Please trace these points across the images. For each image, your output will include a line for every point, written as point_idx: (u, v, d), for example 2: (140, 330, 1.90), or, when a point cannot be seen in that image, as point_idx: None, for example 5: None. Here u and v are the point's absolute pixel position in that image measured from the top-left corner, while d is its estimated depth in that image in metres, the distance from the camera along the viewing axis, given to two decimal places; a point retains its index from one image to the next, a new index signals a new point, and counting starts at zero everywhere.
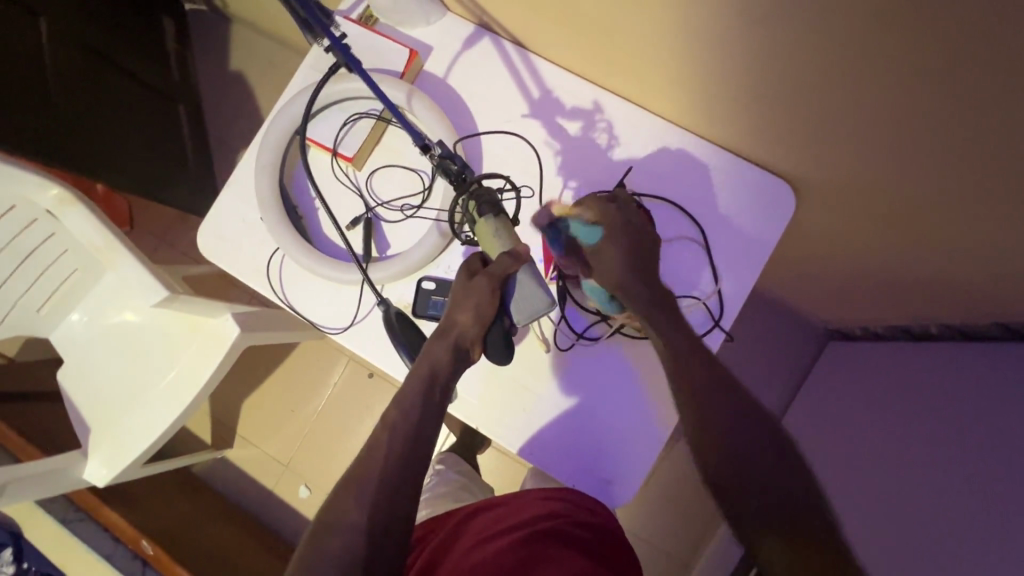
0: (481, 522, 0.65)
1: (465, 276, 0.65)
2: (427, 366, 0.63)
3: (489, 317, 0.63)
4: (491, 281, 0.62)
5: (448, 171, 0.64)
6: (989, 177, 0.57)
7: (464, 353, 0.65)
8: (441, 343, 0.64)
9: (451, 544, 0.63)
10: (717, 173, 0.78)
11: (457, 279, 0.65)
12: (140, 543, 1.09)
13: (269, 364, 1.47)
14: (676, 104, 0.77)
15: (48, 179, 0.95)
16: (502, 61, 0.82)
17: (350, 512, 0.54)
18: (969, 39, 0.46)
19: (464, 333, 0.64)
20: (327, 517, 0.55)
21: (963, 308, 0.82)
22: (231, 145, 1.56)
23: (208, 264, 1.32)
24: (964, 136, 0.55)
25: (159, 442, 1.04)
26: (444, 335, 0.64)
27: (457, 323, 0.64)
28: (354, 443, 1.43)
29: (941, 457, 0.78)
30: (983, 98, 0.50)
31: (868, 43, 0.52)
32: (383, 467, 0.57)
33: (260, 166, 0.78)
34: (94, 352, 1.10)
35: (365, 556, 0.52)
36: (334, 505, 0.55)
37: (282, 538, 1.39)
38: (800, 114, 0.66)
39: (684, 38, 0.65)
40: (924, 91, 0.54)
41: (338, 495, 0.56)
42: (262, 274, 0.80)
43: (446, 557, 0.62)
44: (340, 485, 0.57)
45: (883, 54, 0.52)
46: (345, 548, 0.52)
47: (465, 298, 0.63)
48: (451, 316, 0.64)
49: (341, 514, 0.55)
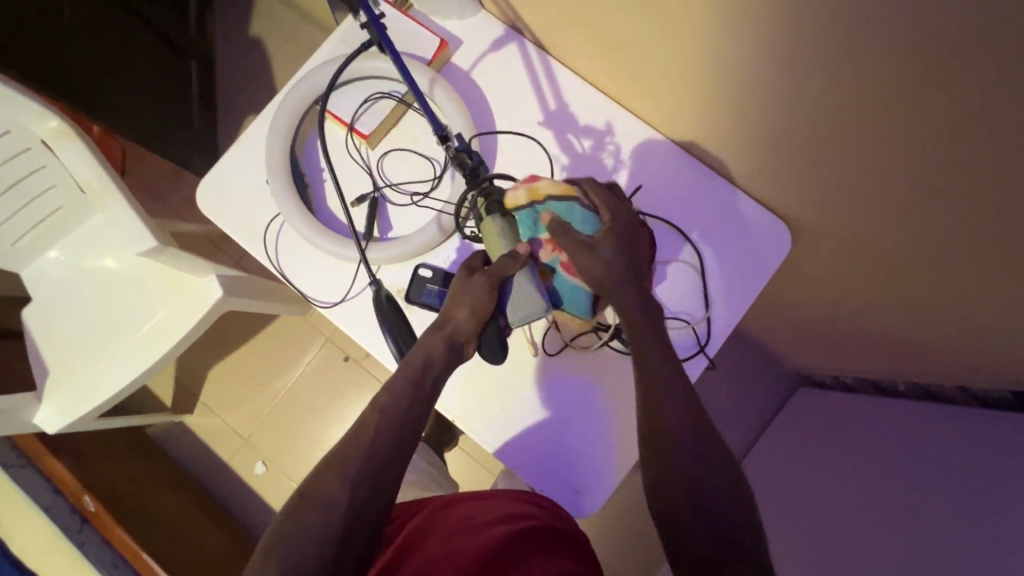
0: (459, 511, 0.64)
1: (464, 273, 0.64)
2: (421, 358, 0.60)
3: (486, 314, 0.62)
4: (489, 278, 0.61)
5: (462, 165, 0.62)
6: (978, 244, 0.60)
7: (458, 349, 0.62)
8: (436, 336, 0.62)
9: (428, 530, 0.62)
10: (721, 204, 0.80)
11: (457, 274, 0.64)
12: (82, 498, 1.06)
13: (244, 333, 1.44)
14: (692, 131, 0.79)
15: (49, 110, 0.90)
16: (528, 65, 0.83)
17: (331, 491, 0.53)
18: (979, 110, 0.48)
19: (459, 328, 0.62)
20: (306, 493, 0.53)
21: (936, 367, 0.85)
22: (238, 108, 1.53)
23: (197, 224, 1.29)
24: (962, 201, 0.58)
25: (120, 396, 1.01)
26: (439, 328, 0.62)
27: (452, 316, 0.62)
28: (318, 426, 1.40)
29: (896, 509, 0.80)
30: (981, 170, 0.53)
31: (884, 101, 0.55)
32: (365, 448, 0.55)
33: (274, 129, 0.77)
34: (66, 295, 1.07)
35: (338, 537, 0.51)
36: (313, 483, 0.53)
37: (230, 513, 1.35)
38: (809, 160, 0.69)
39: (712, 69, 0.67)
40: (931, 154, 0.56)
41: (317, 473, 0.54)
42: (259, 238, 0.79)
43: (422, 543, 0.60)
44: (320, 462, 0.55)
45: (897, 112, 0.55)
46: (322, 529, 0.51)
47: (464, 291, 0.62)
48: (447, 309, 0.63)
49: (321, 493, 0.53)
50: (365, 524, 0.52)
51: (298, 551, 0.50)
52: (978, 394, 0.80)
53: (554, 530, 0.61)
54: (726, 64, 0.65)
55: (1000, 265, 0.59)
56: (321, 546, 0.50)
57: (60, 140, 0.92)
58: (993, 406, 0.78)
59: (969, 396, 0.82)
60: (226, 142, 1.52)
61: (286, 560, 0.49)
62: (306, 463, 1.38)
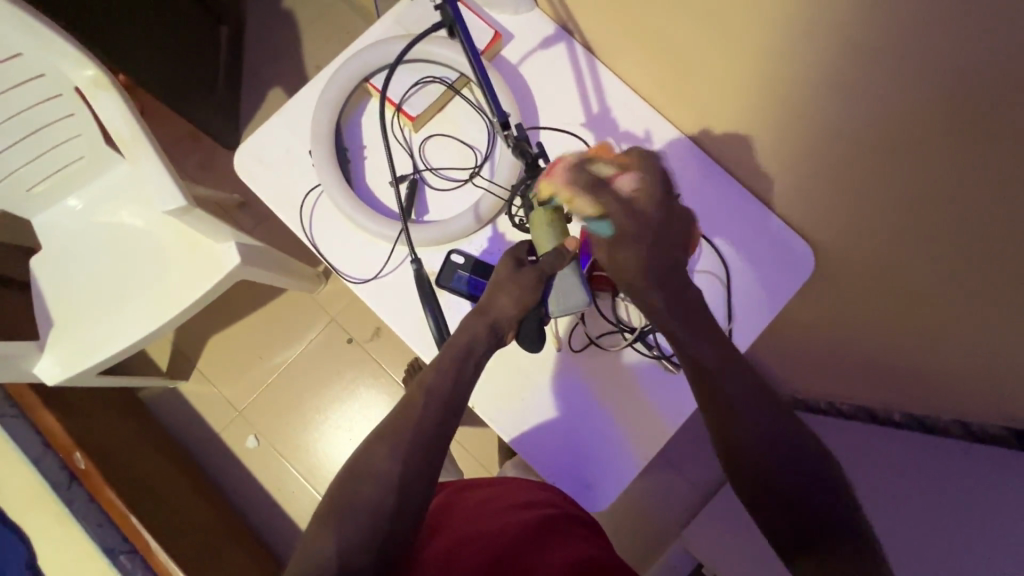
0: (489, 492, 0.68)
1: (511, 263, 0.68)
2: (464, 341, 0.65)
3: (528, 306, 0.65)
4: (538, 273, 0.65)
5: (523, 154, 0.65)
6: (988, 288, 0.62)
7: (498, 335, 0.66)
8: (479, 321, 0.66)
9: (459, 510, 0.65)
10: (747, 222, 0.83)
11: (504, 263, 0.67)
12: (72, 454, 1.04)
13: (246, 304, 1.42)
14: (729, 146, 0.81)
15: (86, 59, 0.88)
16: (575, 66, 0.85)
17: (383, 463, 0.58)
18: (1005, 163, 0.51)
19: (501, 318, 0.66)
20: (360, 464, 0.58)
21: (926, 403, 0.87)
22: (262, 79, 1.52)
23: (210, 191, 1.28)
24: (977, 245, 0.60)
25: (125, 353, 1.00)
26: (483, 315, 0.66)
27: (496, 305, 0.66)
28: (312, 405, 1.39)
29: None
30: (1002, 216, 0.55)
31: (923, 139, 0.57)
32: (414, 428, 0.60)
33: (323, 101, 0.77)
34: (78, 246, 1.05)
35: (391, 503, 0.56)
36: (366, 454, 0.59)
37: (215, 483, 1.34)
38: (839, 188, 0.71)
39: (760, 87, 0.69)
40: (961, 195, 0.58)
41: (368, 447, 0.59)
42: (294, 207, 0.79)
43: (453, 519, 0.64)
44: (370, 438, 0.61)
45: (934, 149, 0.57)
46: (377, 496, 0.56)
47: (510, 281, 0.66)
48: (491, 297, 0.66)
49: (374, 463, 0.58)
50: (416, 494, 0.57)
51: (353, 515, 0.55)
52: (972, 430, 0.79)
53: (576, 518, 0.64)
54: (770, 88, 0.68)
55: (1007, 312, 0.62)
56: (375, 509, 0.55)
57: (95, 90, 0.90)
58: (987, 442, 0.77)
59: (965, 431, 0.80)
60: (247, 111, 1.50)
61: (343, 523, 0.54)
62: (296, 441, 1.37)
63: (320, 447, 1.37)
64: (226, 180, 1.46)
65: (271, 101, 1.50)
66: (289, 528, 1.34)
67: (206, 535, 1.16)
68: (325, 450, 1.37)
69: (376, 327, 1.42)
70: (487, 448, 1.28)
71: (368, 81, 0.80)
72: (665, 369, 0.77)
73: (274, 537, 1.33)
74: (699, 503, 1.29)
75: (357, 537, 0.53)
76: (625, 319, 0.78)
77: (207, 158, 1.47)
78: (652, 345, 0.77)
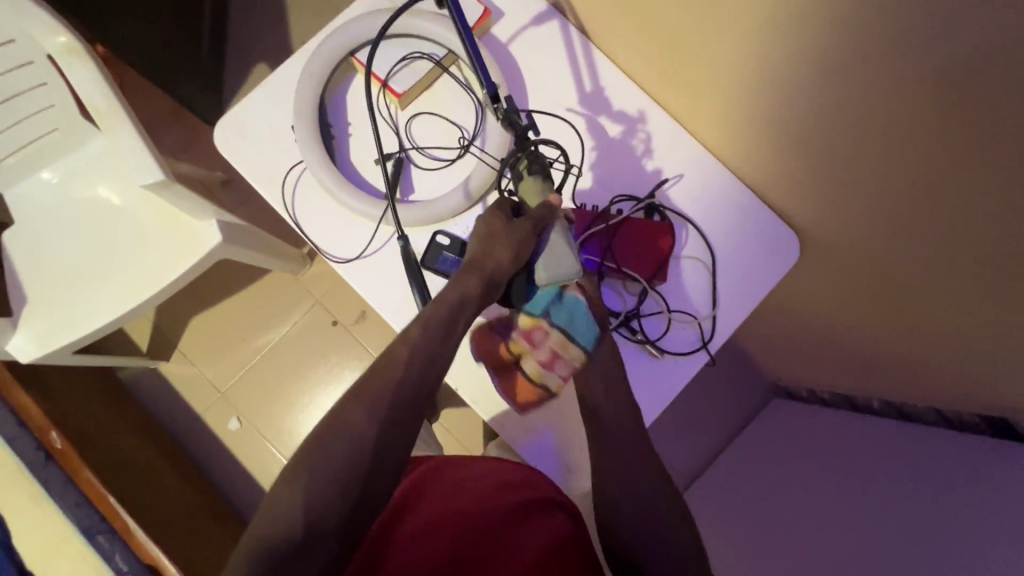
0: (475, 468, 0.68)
1: (500, 217, 0.64)
2: (456, 295, 0.61)
3: (518, 266, 0.63)
4: (528, 223, 0.61)
5: (512, 125, 0.62)
6: (968, 276, 0.62)
7: (491, 292, 0.63)
8: (473, 275, 0.62)
9: (442, 473, 0.67)
10: (736, 207, 0.82)
11: (489, 217, 0.64)
12: (49, 434, 1.02)
13: (228, 284, 1.40)
14: (717, 131, 0.81)
15: (59, 24, 0.85)
16: (567, 46, 0.84)
17: (359, 426, 0.56)
18: (974, 159, 0.52)
19: (497, 270, 0.62)
20: (336, 422, 0.56)
21: (909, 387, 0.88)
22: (246, 53, 1.47)
23: (193, 169, 1.25)
24: (953, 238, 0.61)
25: (102, 331, 0.98)
26: (476, 270, 0.62)
27: (491, 257, 0.62)
28: (296, 387, 1.38)
29: (841, 510, 0.85)
30: (981, 210, 0.55)
31: (908, 132, 0.57)
32: (394, 394, 0.57)
33: (306, 75, 0.76)
34: (52, 223, 1.02)
35: (367, 467, 0.55)
36: (343, 412, 0.56)
37: (196, 464, 1.33)
38: (824, 177, 0.71)
39: (750, 72, 0.69)
40: (936, 190, 0.59)
41: (344, 407, 0.57)
42: (276, 184, 0.77)
43: (438, 485, 0.65)
44: (347, 394, 0.58)
45: (915, 143, 0.57)
46: (351, 455, 0.55)
47: (508, 235, 0.61)
48: (486, 250, 0.62)
49: (350, 422, 0.56)
50: (390, 461, 0.56)
51: (321, 479, 0.54)
52: (946, 416, 0.83)
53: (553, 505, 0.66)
54: (761, 73, 0.68)
55: (982, 299, 0.63)
56: (349, 472, 0.54)
57: (68, 58, 0.87)
58: (959, 428, 0.80)
59: (940, 418, 0.84)
60: (231, 88, 1.46)
61: (312, 482, 0.54)
62: (280, 424, 1.36)
63: (305, 430, 1.36)
64: (207, 157, 1.43)
65: (255, 77, 1.46)
66: None
67: (189, 515, 1.15)
68: (310, 431, 1.36)
69: (362, 309, 1.40)
70: (472, 431, 1.28)
71: (353, 56, 0.78)
72: (650, 353, 0.78)
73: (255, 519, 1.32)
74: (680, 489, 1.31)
75: (324, 504, 0.53)
76: (610, 304, 0.79)
77: (189, 135, 1.43)
78: (636, 330, 0.78)
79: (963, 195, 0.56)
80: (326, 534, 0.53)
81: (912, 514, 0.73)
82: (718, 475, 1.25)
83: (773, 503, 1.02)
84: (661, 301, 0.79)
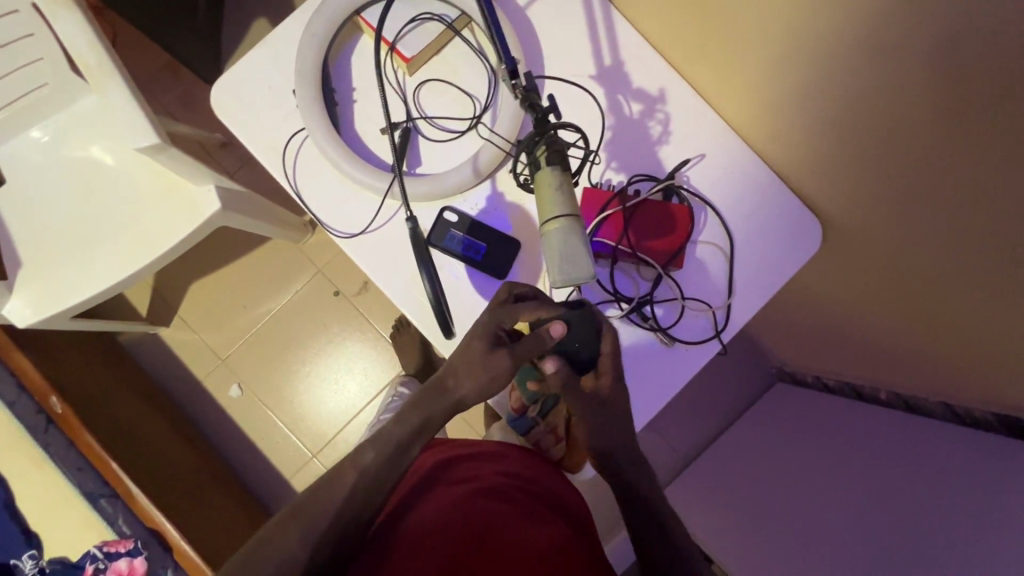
0: (471, 469, 0.67)
1: (489, 343, 0.60)
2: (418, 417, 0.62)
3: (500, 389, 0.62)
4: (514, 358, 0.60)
5: (534, 107, 0.57)
6: (993, 282, 0.59)
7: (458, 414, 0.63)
8: (439, 400, 0.62)
9: (438, 475, 0.66)
10: (758, 193, 0.78)
11: (477, 348, 0.60)
12: (48, 399, 1.01)
13: (230, 250, 1.37)
14: (741, 111, 0.76)
15: None
16: (587, 13, 0.79)
17: (291, 543, 0.55)
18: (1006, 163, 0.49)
19: (464, 399, 0.62)
20: (269, 539, 0.55)
21: (919, 381, 0.87)
22: (247, 7, 1.40)
23: (191, 129, 1.20)
24: (982, 243, 0.57)
25: (99, 298, 0.95)
26: (442, 397, 0.62)
27: (460, 388, 0.61)
28: (296, 357, 1.37)
29: (842, 502, 0.85)
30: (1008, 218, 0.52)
31: (941, 131, 0.53)
32: (340, 504, 0.57)
33: (310, 34, 0.71)
34: (45, 184, 0.98)
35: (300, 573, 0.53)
36: (276, 529, 0.56)
37: (197, 430, 1.33)
38: (851, 168, 0.67)
39: (780, 51, 0.64)
40: (964, 193, 0.55)
41: (278, 524, 0.56)
42: (277, 153, 0.74)
43: (433, 486, 0.64)
44: (285, 510, 0.57)
45: (947, 143, 0.53)
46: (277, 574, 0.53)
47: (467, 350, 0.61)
48: (454, 380, 0.61)
49: (281, 543, 0.55)
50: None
51: None
52: (954, 411, 0.81)
53: (552, 508, 0.65)
54: (792, 53, 0.63)
55: (1004, 304, 0.60)
56: None
57: (54, 6, 0.81)
58: (967, 424, 0.78)
59: (948, 413, 0.83)
60: (231, 43, 1.38)
61: None
62: (281, 393, 1.36)
63: (306, 400, 1.36)
64: (206, 118, 1.37)
65: (255, 33, 1.39)
66: (274, 477, 1.34)
67: (189, 482, 1.16)
68: (310, 401, 1.36)
69: (364, 280, 1.38)
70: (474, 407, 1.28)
71: (359, 15, 0.73)
72: (661, 341, 0.76)
73: (258, 486, 1.33)
74: (679, 468, 1.33)
75: None
76: (622, 288, 0.77)
77: (187, 93, 1.38)
78: (648, 317, 0.76)
79: (993, 199, 0.53)
80: None
81: (913, 513, 0.72)
82: (716, 457, 1.25)
83: (773, 490, 1.02)
84: (675, 287, 0.77)
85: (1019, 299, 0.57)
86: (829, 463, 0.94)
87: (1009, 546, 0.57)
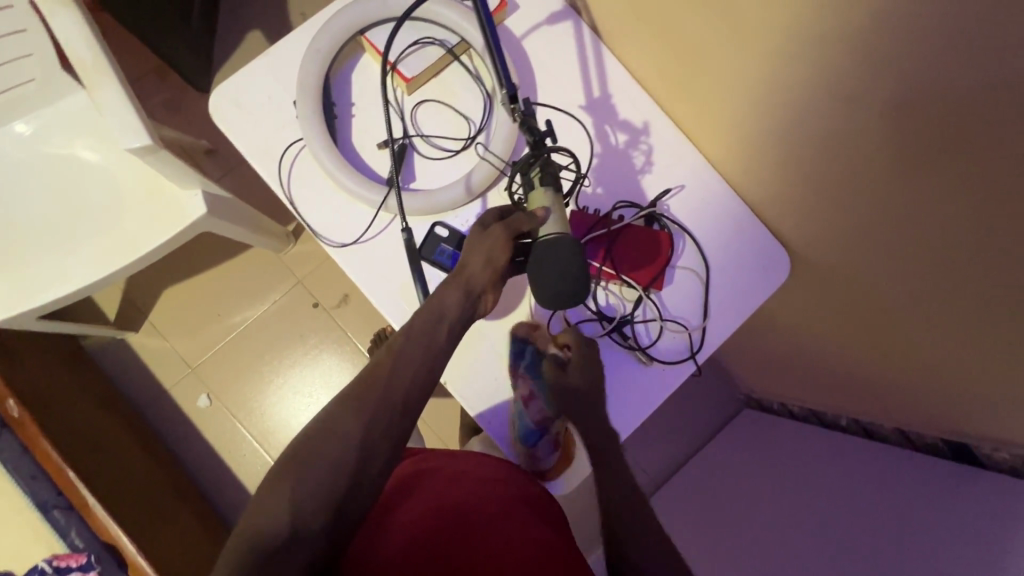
0: (459, 468, 0.68)
1: (478, 229, 0.65)
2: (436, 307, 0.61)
3: (500, 264, 0.63)
4: (506, 228, 0.62)
5: (530, 130, 0.59)
6: (948, 311, 0.64)
7: (474, 303, 0.63)
8: (451, 286, 0.62)
9: (427, 471, 0.67)
10: (732, 224, 0.83)
11: (472, 232, 0.65)
12: (5, 400, 0.97)
13: (207, 257, 1.35)
14: (720, 146, 0.81)
15: None
16: (579, 47, 0.84)
17: (348, 426, 0.53)
18: (958, 204, 0.54)
19: (474, 279, 0.63)
20: (317, 431, 0.53)
21: (877, 408, 0.92)
22: (242, 21, 1.41)
23: (179, 135, 1.19)
24: (936, 276, 0.62)
25: (71, 297, 0.93)
26: (452, 280, 0.63)
27: (468, 267, 0.63)
28: (269, 367, 1.34)
29: (805, 522, 0.88)
30: (960, 253, 0.57)
31: (900, 173, 0.58)
32: None
33: (315, 49, 0.73)
34: (24, 181, 0.96)
35: (347, 472, 0.51)
36: (328, 416, 0.54)
37: (161, 440, 1.28)
38: (819, 203, 0.72)
39: (756, 92, 0.70)
40: (919, 231, 0.60)
41: (329, 412, 0.54)
42: (273, 160, 0.75)
43: (423, 482, 0.65)
44: (334, 399, 0.55)
45: (905, 185, 0.58)
46: (328, 471, 0.51)
47: (480, 244, 0.63)
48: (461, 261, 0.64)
49: (335, 426, 0.53)
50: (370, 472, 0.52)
51: (309, 479, 0.50)
52: (908, 437, 0.86)
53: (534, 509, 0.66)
54: (768, 95, 0.68)
55: (957, 336, 0.65)
56: (335, 470, 0.51)
57: (54, 7, 0.82)
58: (923, 449, 0.82)
59: (903, 438, 0.87)
60: (223, 53, 1.39)
61: (298, 487, 0.50)
62: (251, 404, 1.33)
63: (277, 413, 1.33)
64: (193, 124, 1.37)
65: (248, 45, 1.40)
66: (239, 491, 1.29)
67: (149, 494, 1.11)
68: (281, 414, 1.33)
69: (345, 293, 1.37)
70: (450, 425, 1.28)
71: (362, 36, 0.76)
72: (639, 359, 0.79)
73: (221, 501, 1.28)
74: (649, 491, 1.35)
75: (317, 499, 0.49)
76: (605, 308, 0.81)
77: (174, 99, 1.37)
78: (628, 335, 0.79)
79: (946, 237, 0.58)
80: (307, 539, 0.48)
81: (870, 530, 0.76)
82: (687, 480, 1.28)
83: (742, 512, 1.04)
84: (654, 309, 0.80)
85: (970, 328, 0.62)
86: (792, 485, 0.97)
87: (961, 561, 0.61)
